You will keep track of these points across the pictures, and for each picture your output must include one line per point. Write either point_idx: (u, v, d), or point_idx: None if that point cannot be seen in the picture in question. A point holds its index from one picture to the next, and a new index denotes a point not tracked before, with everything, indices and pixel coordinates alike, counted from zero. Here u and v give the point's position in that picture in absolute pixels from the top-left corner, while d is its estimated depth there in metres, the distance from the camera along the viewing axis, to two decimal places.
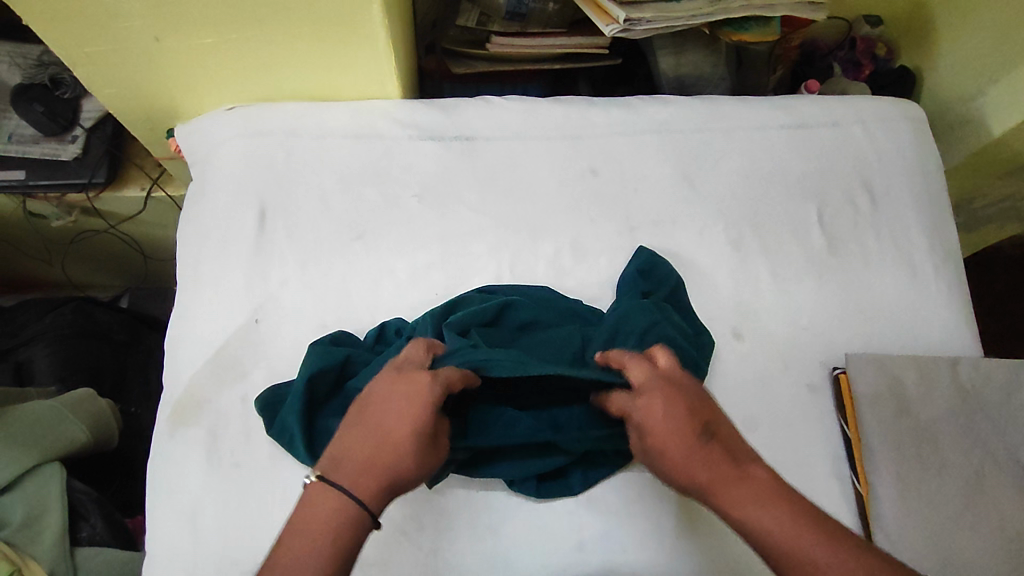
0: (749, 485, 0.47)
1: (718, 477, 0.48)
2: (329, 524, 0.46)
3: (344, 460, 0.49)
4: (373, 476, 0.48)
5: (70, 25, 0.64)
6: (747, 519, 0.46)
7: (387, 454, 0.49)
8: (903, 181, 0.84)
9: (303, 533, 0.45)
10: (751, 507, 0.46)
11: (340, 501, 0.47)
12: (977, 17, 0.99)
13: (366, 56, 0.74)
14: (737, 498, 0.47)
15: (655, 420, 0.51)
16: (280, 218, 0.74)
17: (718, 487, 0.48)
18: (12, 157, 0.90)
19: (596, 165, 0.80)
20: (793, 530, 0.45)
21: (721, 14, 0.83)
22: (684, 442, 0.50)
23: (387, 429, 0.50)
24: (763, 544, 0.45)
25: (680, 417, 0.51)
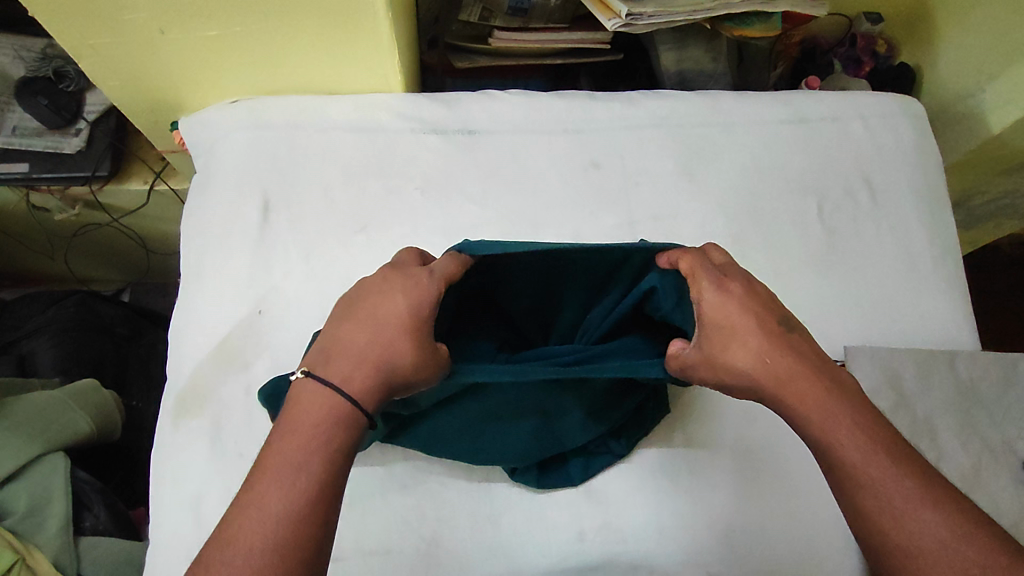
0: (828, 399, 0.50)
1: (789, 380, 0.51)
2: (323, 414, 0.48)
3: (335, 354, 0.51)
4: (366, 375, 0.50)
5: (76, 17, 0.65)
6: (816, 427, 0.49)
7: (380, 350, 0.51)
8: (902, 176, 0.84)
9: (299, 423, 0.47)
10: (825, 418, 0.49)
11: (332, 399, 0.48)
12: (976, 14, 0.99)
13: (370, 50, 0.74)
14: (813, 407, 0.49)
15: (720, 317, 0.54)
16: (283, 210, 0.75)
17: (788, 390, 0.51)
18: (16, 151, 0.90)
19: (598, 159, 0.80)
20: (879, 459, 0.47)
21: (724, 9, 0.83)
22: (754, 340, 0.53)
23: (381, 327, 0.52)
24: (844, 466, 0.47)
25: (746, 316, 0.53)
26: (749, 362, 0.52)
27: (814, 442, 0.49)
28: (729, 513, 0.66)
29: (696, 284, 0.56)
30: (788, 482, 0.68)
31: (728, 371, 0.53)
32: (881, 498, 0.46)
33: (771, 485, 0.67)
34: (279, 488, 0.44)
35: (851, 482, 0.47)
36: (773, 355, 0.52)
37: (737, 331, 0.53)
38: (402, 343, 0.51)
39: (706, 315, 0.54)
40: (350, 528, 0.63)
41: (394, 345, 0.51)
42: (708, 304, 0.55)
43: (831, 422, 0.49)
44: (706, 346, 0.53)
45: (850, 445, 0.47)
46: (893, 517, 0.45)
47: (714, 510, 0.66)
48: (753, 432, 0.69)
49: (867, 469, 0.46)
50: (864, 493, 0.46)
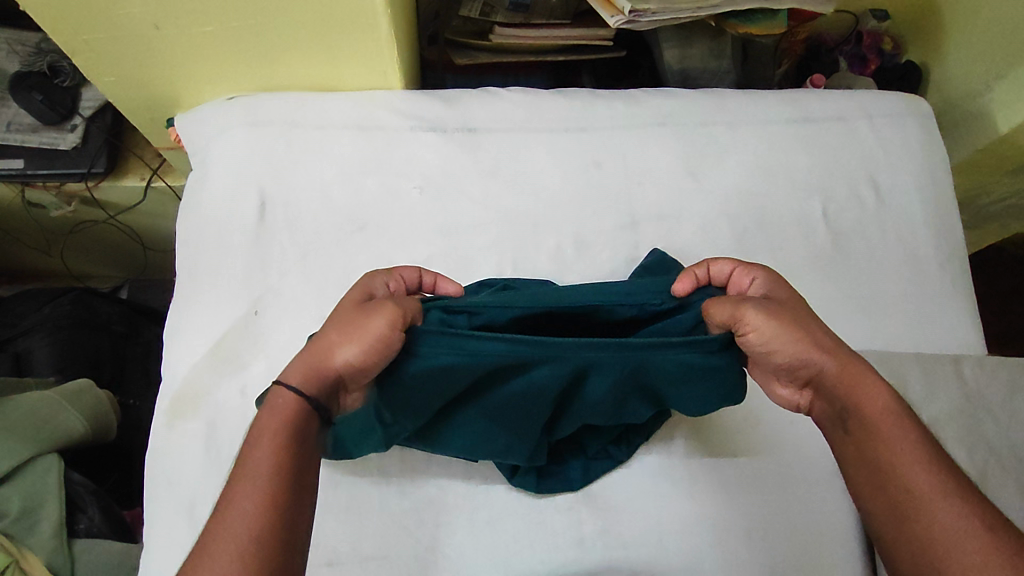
0: (880, 385, 0.52)
1: (844, 357, 0.53)
2: (288, 401, 0.48)
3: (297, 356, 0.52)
4: (305, 368, 0.50)
5: (70, 12, 0.63)
6: (870, 406, 0.51)
7: (320, 344, 0.51)
8: (908, 177, 0.83)
9: (268, 426, 0.47)
10: (879, 400, 0.51)
11: (277, 394, 0.49)
12: (984, 12, 0.98)
13: (367, 46, 0.73)
14: (864, 391, 0.52)
15: (782, 294, 0.58)
16: (280, 209, 0.74)
17: (847, 366, 0.53)
18: (10, 146, 0.89)
19: (600, 158, 0.79)
20: (912, 447, 0.49)
21: (728, 6, 0.82)
22: (812, 317, 0.55)
23: (326, 326, 0.53)
24: (880, 447, 0.50)
25: (799, 299, 0.57)
26: (810, 328, 0.54)
27: (863, 421, 0.51)
28: (732, 518, 0.65)
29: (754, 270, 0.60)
30: (791, 488, 0.67)
31: (785, 333, 0.53)
32: (914, 480, 0.47)
33: (775, 489, 0.66)
34: (245, 502, 0.43)
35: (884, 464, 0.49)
36: (829, 335, 0.54)
37: (794, 306, 0.56)
38: (354, 310, 0.53)
39: (773, 288, 0.58)
40: (346, 533, 0.62)
41: (348, 313, 0.53)
42: (767, 285, 0.59)
43: (884, 405, 0.51)
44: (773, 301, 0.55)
45: (899, 433, 0.50)
46: (936, 497, 0.46)
47: (716, 515, 0.65)
48: (756, 437, 0.69)
49: (910, 447, 0.49)
50: (910, 471, 0.48)
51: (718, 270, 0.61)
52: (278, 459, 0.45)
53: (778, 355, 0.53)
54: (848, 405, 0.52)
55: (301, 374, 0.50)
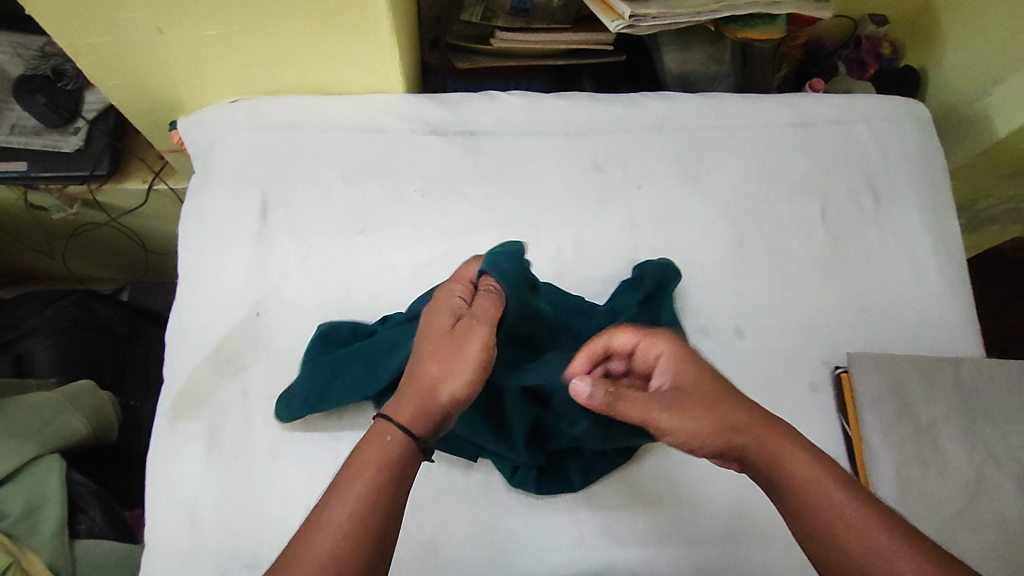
0: (800, 447, 0.49)
1: (763, 427, 0.50)
2: (398, 441, 0.47)
3: (401, 389, 0.51)
4: (414, 404, 0.49)
5: (73, 15, 0.64)
6: (800, 478, 0.47)
7: (425, 377, 0.50)
8: (907, 181, 0.83)
9: (364, 461, 0.46)
10: (804, 465, 0.48)
11: (387, 434, 0.48)
12: (982, 18, 0.99)
13: (370, 50, 0.73)
14: (797, 458, 0.48)
15: (687, 372, 0.50)
16: (282, 212, 0.74)
17: (766, 438, 0.49)
18: (14, 148, 0.90)
19: (599, 161, 0.79)
20: (857, 509, 0.45)
21: (727, 11, 0.83)
22: (722, 391, 0.50)
23: (423, 353, 0.51)
24: (823, 515, 0.46)
25: (706, 366, 0.51)
26: (726, 405, 0.50)
27: (798, 491, 0.47)
28: (731, 519, 0.65)
29: (646, 343, 0.51)
30: None
31: (694, 425, 0.49)
32: (867, 548, 0.44)
33: None
34: (326, 541, 0.43)
35: (831, 530, 0.45)
36: (743, 406, 0.50)
37: (701, 388, 0.50)
38: (448, 335, 0.51)
39: (675, 368, 0.50)
40: None
41: (441, 336, 0.52)
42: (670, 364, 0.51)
43: (806, 472, 0.48)
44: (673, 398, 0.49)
45: (840, 494, 0.46)
46: (878, 565, 0.43)
47: (716, 516, 0.65)
48: None
49: (846, 517, 0.45)
50: (862, 536, 0.44)
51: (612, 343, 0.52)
52: (367, 500, 0.44)
53: (696, 447, 0.50)
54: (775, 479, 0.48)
55: (411, 411, 0.49)
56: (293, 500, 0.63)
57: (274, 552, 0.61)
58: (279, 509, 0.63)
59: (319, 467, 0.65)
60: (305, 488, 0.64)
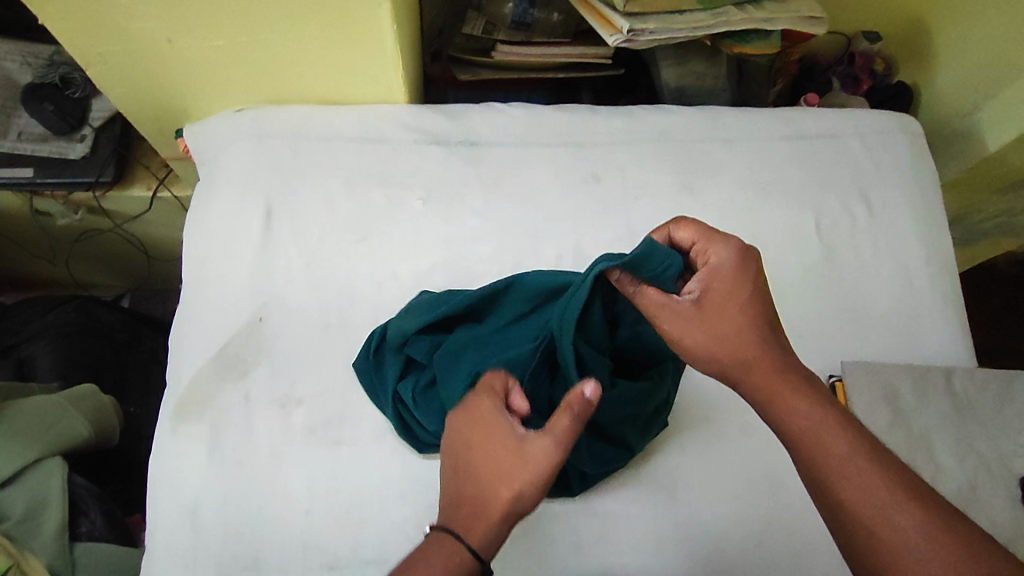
0: (802, 396, 0.50)
1: (765, 361, 0.51)
2: (459, 562, 0.46)
3: (463, 508, 0.48)
4: (481, 527, 0.47)
5: (85, 25, 0.66)
6: (794, 421, 0.49)
7: (494, 503, 0.47)
8: (899, 193, 0.85)
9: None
10: (805, 410, 0.49)
11: (452, 558, 0.46)
12: (974, 34, 1.01)
13: (374, 62, 0.75)
14: (795, 402, 0.50)
15: (728, 285, 0.54)
16: (287, 218, 0.75)
17: (764, 373, 0.51)
18: (22, 155, 0.91)
19: (598, 172, 0.81)
20: (854, 455, 0.47)
21: (723, 26, 0.85)
22: (738, 309, 0.53)
23: (490, 478, 0.48)
24: (818, 460, 0.47)
25: (748, 289, 0.54)
26: (736, 325, 0.52)
27: (795, 434, 0.49)
28: (727, 525, 0.66)
29: (707, 244, 0.55)
30: (785, 497, 0.68)
31: (694, 339, 0.52)
32: (867, 492, 0.45)
33: (770, 499, 0.67)
34: None
35: (830, 475, 0.47)
36: (749, 334, 0.52)
37: (728, 310, 0.53)
38: (517, 460, 0.48)
39: (718, 280, 0.54)
40: (347, 535, 0.63)
41: (506, 453, 0.48)
42: (718, 270, 0.54)
43: (809, 421, 0.49)
44: (705, 309, 0.53)
45: (837, 438, 0.48)
46: (876, 514, 0.45)
47: (712, 522, 0.66)
48: (747, 447, 0.70)
49: (843, 465, 0.47)
50: (857, 484, 0.46)
51: (676, 239, 0.57)
52: None
53: (691, 358, 0.53)
54: (771, 419, 0.51)
55: (479, 536, 0.47)
56: (293, 504, 0.64)
57: (275, 554, 0.62)
58: (278, 512, 0.63)
59: (319, 471, 0.65)
60: (305, 492, 0.64)
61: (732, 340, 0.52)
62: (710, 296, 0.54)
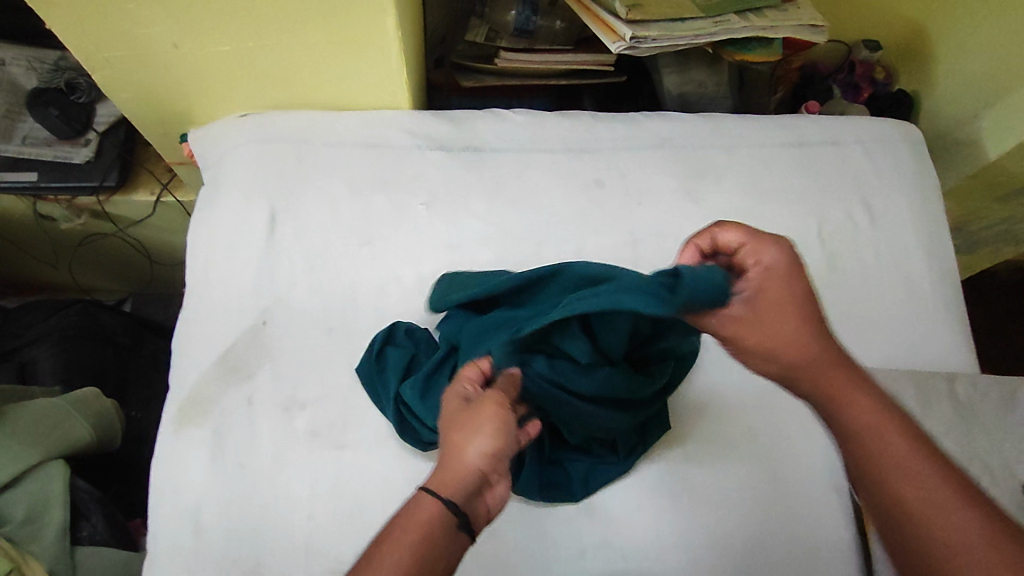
0: (866, 393, 0.48)
1: (828, 359, 0.50)
2: (428, 520, 0.41)
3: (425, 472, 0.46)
4: (443, 474, 0.44)
5: (93, 30, 0.66)
6: (853, 417, 0.47)
7: (450, 451, 0.45)
8: (901, 201, 0.85)
9: (398, 541, 0.41)
10: (867, 407, 0.47)
11: (415, 508, 0.42)
12: (974, 43, 1.02)
13: (379, 68, 0.76)
14: (857, 400, 0.48)
15: (779, 287, 0.52)
16: (291, 223, 0.76)
17: (825, 369, 0.50)
18: (26, 159, 0.91)
19: (601, 178, 0.81)
20: (908, 453, 0.44)
21: (724, 34, 0.85)
22: (795, 310, 0.51)
23: (445, 432, 0.47)
24: (872, 455, 0.45)
25: (801, 292, 0.52)
26: (791, 326, 0.51)
27: (851, 431, 0.47)
28: (730, 532, 0.66)
29: (757, 246, 0.53)
30: (788, 502, 0.68)
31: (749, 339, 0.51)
32: (918, 489, 0.43)
33: (775, 506, 0.67)
34: None
35: (880, 472, 0.45)
36: (809, 335, 0.51)
37: (782, 313, 0.51)
38: (467, 410, 0.48)
39: (770, 282, 0.52)
40: (350, 541, 0.63)
41: (457, 414, 0.48)
42: (769, 272, 0.52)
43: (870, 418, 0.47)
44: (755, 311, 0.51)
45: (894, 436, 0.46)
46: (931, 514, 0.42)
47: (718, 528, 0.66)
48: (751, 452, 0.69)
49: (903, 463, 0.44)
50: (911, 481, 0.43)
51: (723, 242, 0.55)
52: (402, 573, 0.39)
53: (747, 360, 0.53)
54: (829, 418, 0.49)
55: (440, 481, 0.44)
56: (295, 507, 0.64)
57: (277, 559, 0.62)
58: (281, 516, 0.63)
59: (322, 475, 0.65)
60: (306, 495, 0.64)
61: (787, 340, 0.50)
62: (761, 299, 0.51)
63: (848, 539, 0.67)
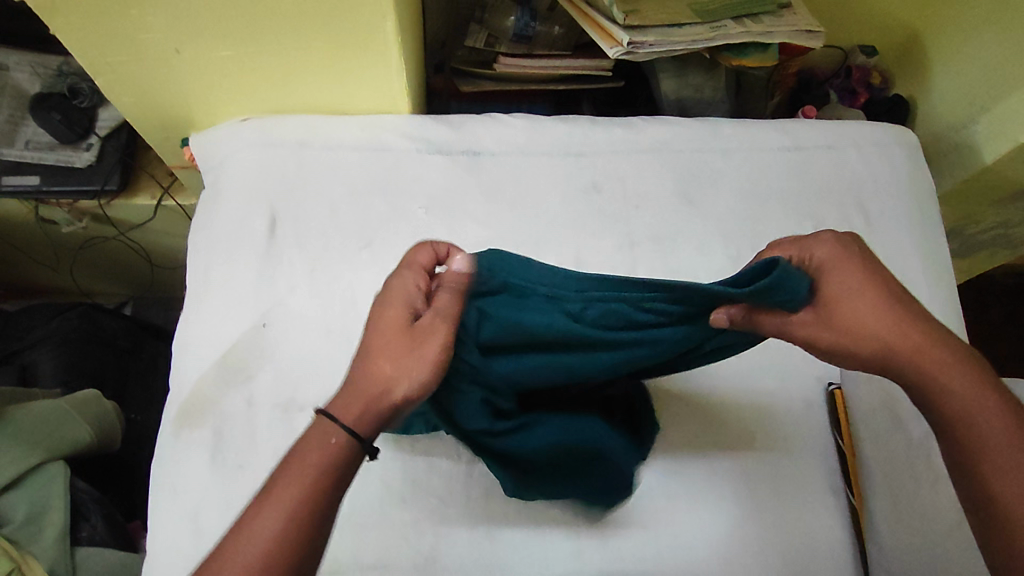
0: (961, 371, 0.53)
1: (921, 347, 0.54)
2: (337, 445, 0.48)
3: (351, 383, 0.50)
4: (364, 400, 0.49)
5: (96, 35, 0.67)
6: (950, 394, 0.53)
7: (380, 378, 0.49)
8: (897, 204, 0.86)
9: (306, 460, 0.47)
10: (962, 385, 0.53)
11: (329, 430, 0.48)
12: (969, 49, 1.03)
13: (379, 73, 0.76)
14: (955, 376, 0.53)
15: (845, 278, 0.54)
16: (291, 226, 0.76)
17: (924, 357, 0.53)
18: (28, 163, 0.92)
19: (598, 181, 0.82)
20: (995, 424, 0.52)
21: (721, 39, 0.86)
22: (876, 299, 0.54)
23: (382, 348, 0.50)
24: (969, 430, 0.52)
25: (863, 279, 0.54)
26: (867, 317, 0.54)
27: (948, 408, 0.53)
28: (727, 533, 0.66)
29: (806, 248, 0.56)
30: (785, 504, 0.68)
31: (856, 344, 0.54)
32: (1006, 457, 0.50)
33: (772, 508, 0.68)
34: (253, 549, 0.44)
35: (974, 444, 0.52)
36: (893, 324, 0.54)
37: (856, 307, 0.54)
38: (408, 334, 0.50)
39: (831, 276, 0.55)
40: (348, 541, 0.63)
41: (390, 338, 0.50)
42: (827, 268, 0.55)
43: (964, 394, 0.53)
44: (826, 313, 0.54)
45: (989, 411, 0.52)
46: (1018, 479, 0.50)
47: (715, 528, 0.66)
48: (748, 453, 0.70)
49: (995, 436, 0.51)
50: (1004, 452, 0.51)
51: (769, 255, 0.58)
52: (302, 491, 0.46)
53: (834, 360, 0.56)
54: (928, 396, 0.54)
55: (358, 407, 0.49)
56: None
57: None
58: None
59: None
60: None
61: (866, 335, 0.54)
62: (829, 296, 0.54)
63: (842, 539, 0.68)
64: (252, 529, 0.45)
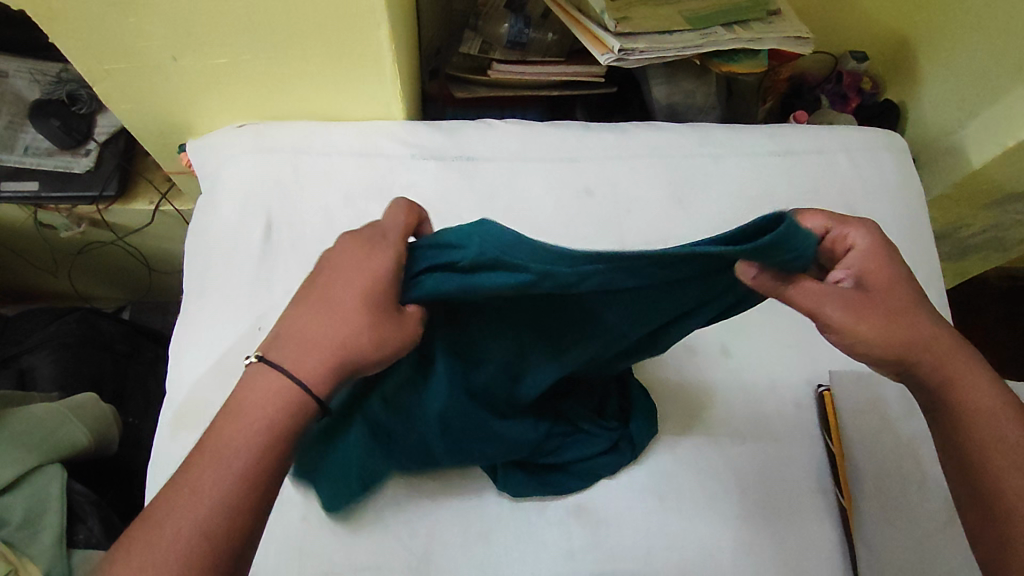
0: (981, 377, 0.54)
1: (944, 349, 0.54)
2: (288, 402, 0.46)
3: (303, 341, 0.47)
4: (320, 360, 0.47)
5: (93, 42, 0.68)
6: (966, 397, 0.54)
7: (338, 345, 0.47)
8: (886, 208, 0.87)
9: (259, 410, 0.45)
10: (978, 390, 0.54)
11: (281, 382, 0.46)
12: (957, 55, 1.04)
13: (373, 80, 0.77)
14: (974, 381, 0.54)
15: (877, 266, 0.54)
16: (286, 230, 0.77)
17: (943, 359, 0.54)
18: (27, 169, 0.93)
19: (591, 186, 0.83)
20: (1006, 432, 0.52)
21: (711, 46, 0.87)
22: (906, 296, 0.54)
23: (339, 319, 0.48)
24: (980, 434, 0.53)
25: (894, 272, 0.54)
26: (896, 307, 0.53)
27: (966, 411, 0.53)
28: (718, 533, 0.67)
29: (845, 228, 0.55)
30: (776, 503, 0.69)
31: (868, 330, 0.51)
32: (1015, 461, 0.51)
33: (763, 508, 0.68)
34: (202, 498, 0.42)
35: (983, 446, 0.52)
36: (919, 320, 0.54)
37: (887, 296, 0.53)
38: (368, 315, 0.48)
39: (866, 263, 0.54)
40: (343, 542, 0.64)
41: (350, 312, 0.47)
42: (862, 253, 0.54)
43: (982, 400, 0.53)
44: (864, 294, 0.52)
45: (1005, 421, 0.53)
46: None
47: (707, 529, 0.67)
48: (739, 454, 0.71)
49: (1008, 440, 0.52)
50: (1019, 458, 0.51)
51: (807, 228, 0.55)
52: (259, 442, 0.44)
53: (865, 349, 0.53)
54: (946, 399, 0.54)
55: (312, 367, 0.47)
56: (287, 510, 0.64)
57: (270, 561, 0.62)
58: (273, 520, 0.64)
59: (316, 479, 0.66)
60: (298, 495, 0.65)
61: (900, 325, 0.53)
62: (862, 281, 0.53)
63: (835, 539, 0.68)
64: (191, 486, 0.42)
